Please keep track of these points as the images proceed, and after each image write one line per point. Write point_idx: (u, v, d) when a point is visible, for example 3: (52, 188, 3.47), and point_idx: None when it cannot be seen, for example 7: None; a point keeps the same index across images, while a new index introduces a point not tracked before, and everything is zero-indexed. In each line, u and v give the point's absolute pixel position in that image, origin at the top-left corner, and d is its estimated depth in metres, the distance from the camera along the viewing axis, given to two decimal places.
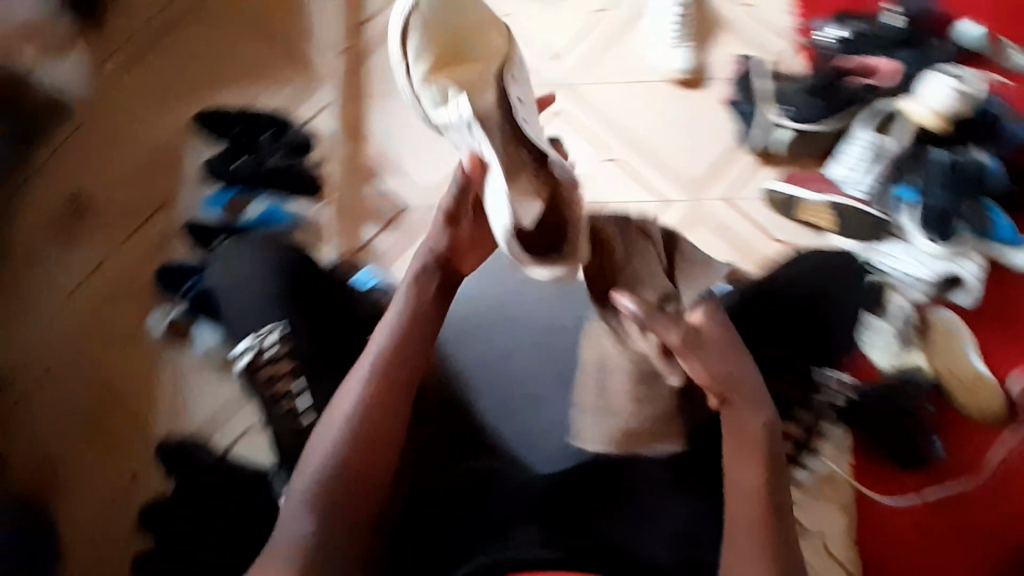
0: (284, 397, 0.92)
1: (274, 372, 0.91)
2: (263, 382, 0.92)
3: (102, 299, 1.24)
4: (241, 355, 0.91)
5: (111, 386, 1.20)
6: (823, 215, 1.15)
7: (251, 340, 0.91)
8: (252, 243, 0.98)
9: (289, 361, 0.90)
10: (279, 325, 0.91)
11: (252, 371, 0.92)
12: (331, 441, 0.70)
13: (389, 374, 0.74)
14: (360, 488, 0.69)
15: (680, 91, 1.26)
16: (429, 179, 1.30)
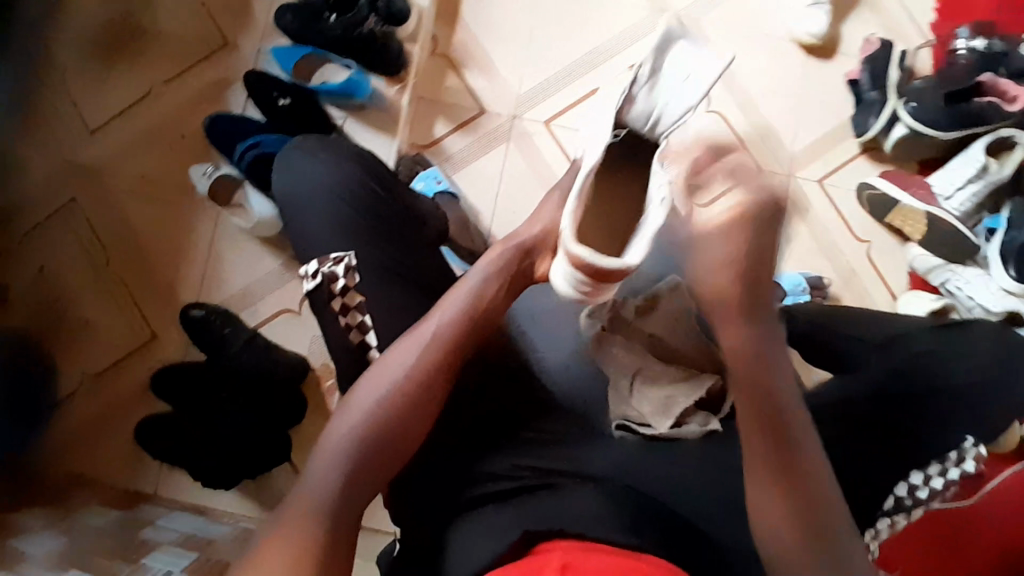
0: (353, 332, 0.77)
1: (345, 303, 0.77)
2: (334, 314, 0.77)
3: (144, 139, 1.15)
4: (307, 278, 0.78)
5: (141, 235, 1.13)
6: (912, 222, 1.11)
7: (319, 263, 0.78)
8: (320, 149, 0.85)
9: (360, 292, 0.77)
10: (348, 254, 0.78)
11: (321, 299, 0.78)
12: (373, 403, 0.63)
13: (450, 344, 0.67)
14: (395, 443, 0.63)
15: (804, 58, 1.20)
16: (521, 87, 1.22)
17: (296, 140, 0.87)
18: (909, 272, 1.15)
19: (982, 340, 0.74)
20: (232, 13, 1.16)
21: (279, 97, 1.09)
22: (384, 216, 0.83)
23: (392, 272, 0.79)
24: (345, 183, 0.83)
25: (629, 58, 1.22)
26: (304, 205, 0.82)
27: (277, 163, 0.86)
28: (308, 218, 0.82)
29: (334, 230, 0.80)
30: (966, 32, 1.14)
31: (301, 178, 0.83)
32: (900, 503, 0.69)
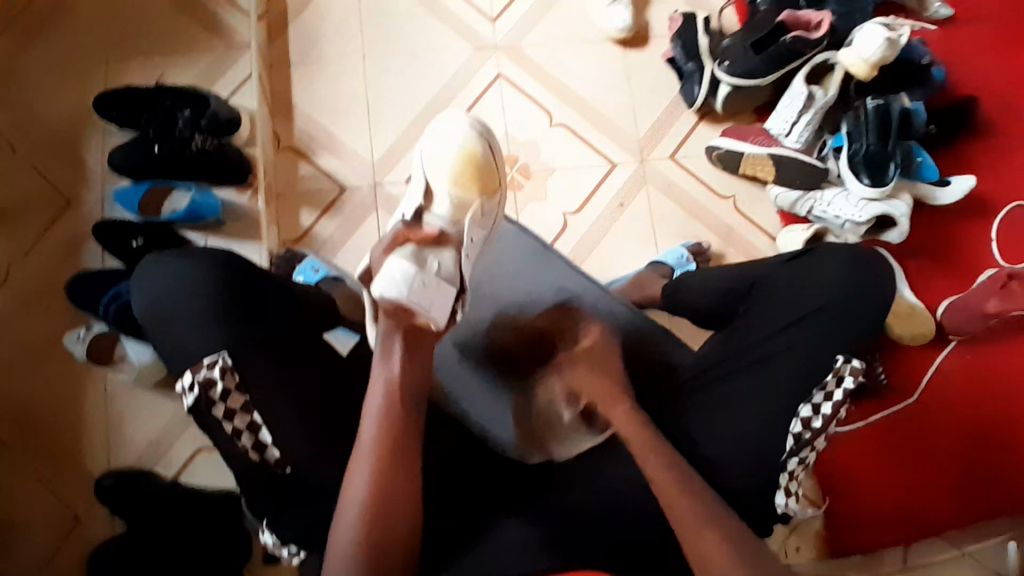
0: (244, 436, 0.69)
1: (229, 408, 0.69)
2: (218, 422, 0.69)
3: (11, 321, 1.11)
4: (185, 391, 0.68)
5: (33, 419, 1.08)
6: (763, 168, 1.17)
7: (193, 373, 0.68)
8: (189, 265, 0.73)
9: (244, 392, 0.69)
10: (221, 352, 0.69)
11: (202, 411, 0.69)
12: (355, 522, 0.63)
13: (392, 439, 0.65)
14: (387, 549, 0.63)
15: (622, 51, 1.27)
16: (374, 155, 1.24)
17: (154, 253, 0.75)
18: (778, 212, 1.21)
19: (827, 265, 0.75)
20: (68, 173, 1.17)
21: (134, 235, 1.08)
22: (277, 303, 0.76)
23: (278, 365, 0.71)
24: (221, 278, 0.72)
25: (467, 98, 1.26)
26: (190, 337, 0.70)
27: (138, 281, 0.74)
28: (196, 349, 0.69)
29: (234, 330, 0.70)
30: None
31: (169, 287, 0.72)
32: (801, 439, 0.72)
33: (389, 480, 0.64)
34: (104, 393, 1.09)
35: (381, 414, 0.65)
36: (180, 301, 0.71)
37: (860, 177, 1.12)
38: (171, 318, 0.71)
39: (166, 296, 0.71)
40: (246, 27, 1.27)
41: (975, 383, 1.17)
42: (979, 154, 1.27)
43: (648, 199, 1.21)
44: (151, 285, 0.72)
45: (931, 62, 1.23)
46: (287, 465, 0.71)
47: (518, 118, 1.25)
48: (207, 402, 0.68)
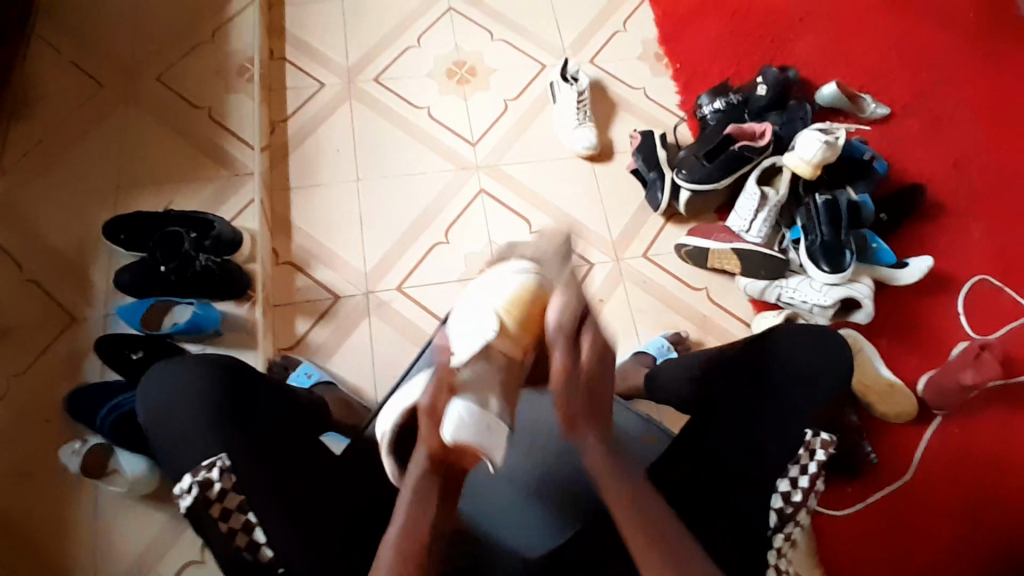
0: (239, 536, 0.70)
1: (225, 508, 0.70)
2: (214, 522, 0.69)
3: (3, 439, 1.12)
4: (183, 493, 0.69)
5: (13, 542, 1.05)
6: (729, 261, 1.26)
7: (192, 474, 0.70)
8: (193, 371, 0.77)
9: (241, 491, 0.70)
10: (220, 454, 0.71)
11: (198, 512, 0.70)
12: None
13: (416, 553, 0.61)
14: None
15: (591, 165, 1.41)
16: (366, 265, 1.32)
17: (161, 362, 0.80)
18: (750, 300, 1.28)
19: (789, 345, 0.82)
20: (75, 294, 1.23)
21: (135, 350, 1.12)
22: (277, 404, 0.80)
23: (271, 461, 0.73)
24: (223, 383, 0.77)
25: (452, 212, 1.37)
26: (191, 436, 0.73)
27: (144, 390, 0.78)
28: (195, 448, 0.72)
29: (233, 433, 0.73)
30: (706, 99, 1.42)
31: (173, 395, 0.76)
32: (783, 514, 0.73)
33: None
34: (91, 510, 1.07)
35: (401, 536, 0.61)
36: (183, 407, 0.75)
37: (819, 265, 1.21)
38: (174, 425, 0.75)
39: (170, 404, 0.75)
40: (250, 157, 1.40)
41: (963, 457, 1.18)
42: (927, 238, 1.38)
43: (625, 294, 1.28)
44: (157, 394, 0.77)
45: (871, 156, 1.37)
46: (280, 565, 0.70)
47: (499, 226, 1.36)
48: (205, 505, 0.69)
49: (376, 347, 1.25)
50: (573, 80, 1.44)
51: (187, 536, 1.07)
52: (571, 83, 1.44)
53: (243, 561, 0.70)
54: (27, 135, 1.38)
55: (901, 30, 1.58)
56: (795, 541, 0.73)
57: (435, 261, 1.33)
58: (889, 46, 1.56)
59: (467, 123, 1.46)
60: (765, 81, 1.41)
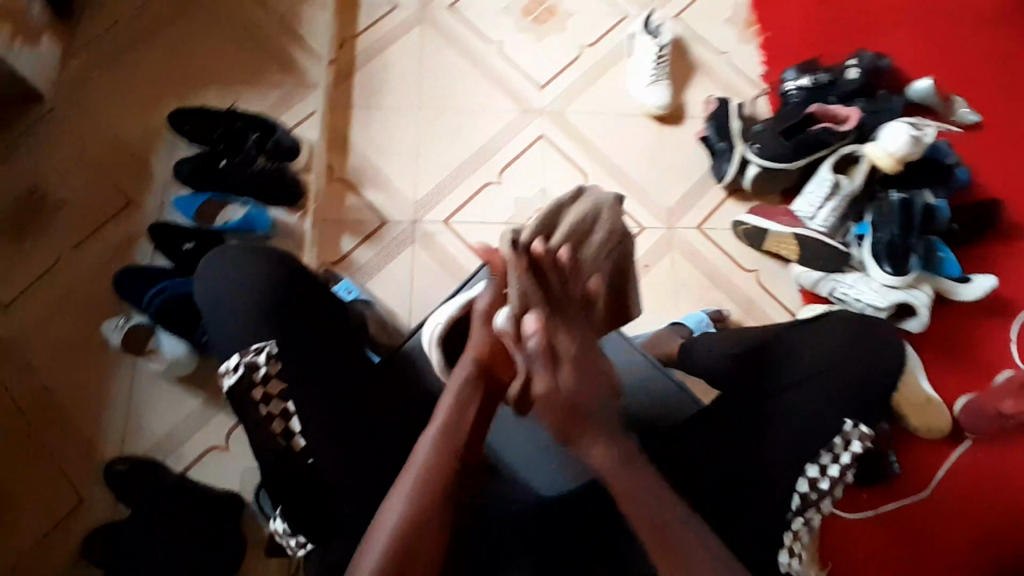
0: (276, 420, 0.73)
1: (267, 392, 0.73)
2: (254, 403, 0.73)
3: (56, 306, 1.17)
4: (228, 371, 0.73)
5: (56, 403, 1.12)
6: (786, 246, 1.21)
7: (240, 355, 0.73)
8: (253, 258, 0.80)
9: (283, 380, 0.73)
10: (270, 341, 0.74)
11: (240, 392, 0.72)
12: (382, 543, 0.61)
13: (445, 464, 0.65)
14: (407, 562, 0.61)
15: (659, 127, 1.36)
16: (416, 193, 1.32)
17: (220, 247, 0.83)
18: (800, 289, 1.25)
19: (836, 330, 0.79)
20: (135, 178, 1.26)
21: (186, 236, 1.14)
22: (328, 306, 0.81)
23: (314, 362, 0.76)
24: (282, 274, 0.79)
25: (508, 155, 1.35)
26: (241, 323, 0.76)
27: (204, 269, 0.81)
28: (240, 339, 0.75)
29: (288, 323, 0.76)
30: (792, 74, 1.33)
31: (232, 276, 0.79)
32: (806, 498, 0.73)
33: (428, 505, 0.63)
34: (130, 383, 1.13)
35: (437, 442, 0.66)
36: (242, 287, 0.77)
37: (883, 266, 1.15)
38: (230, 302, 0.77)
39: (229, 283, 0.78)
40: (317, 68, 1.39)
41: (990, 484, 1.15)
42: (1000, 258, 1.30)
43: (672, 264, 1.26)
44: (217, 272, 0.80)
45: (955, 163, 1.29)
46: (309, 455, 0.73)
47: (556, 174, 1.33)
48: (248, 383, 0.73)
49: (415, 274, 1.26)
50: (655, 34, 1.37)
51: (215, 423, 1.12)
52: (653, 37, 1.37)
53: (277, 444, 0.73)
54: (104, 10, 1.38)
55: (1018, 31, 1.46)
56: (814, 525, 0.74)
57: (485, 200, 1.32)
58: (1003, 46, 1.45)
59: (537, 65, 1.41)
60: (859, 65, 1.33)
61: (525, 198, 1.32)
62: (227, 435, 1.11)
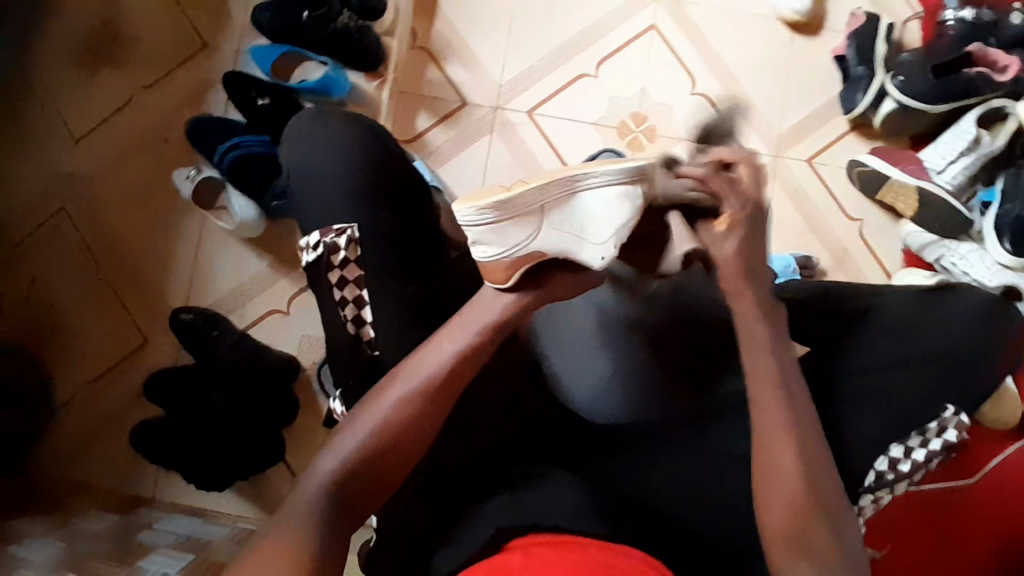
0: (348, 308, 0.70)
1: (343, 277, 0.70)
2: (329, 287, 0.70)
3: (127, 147, 1.16)
4: (308, 249, 0.72)
5: (129, 245, 1.15)
6: (904, 198, 1.09)
7: (321, 234, 0.71)
8: (349, 133, 0.76)
9: (361, 267, 0.71)
10: (352, 224, 0.72)
11: (317, 271, 0.71)
12: (363, 434, 0.60)
13: (454, 374, 0.62)
14: (381, 463, 0.61)
15: (789, 36, 1.18)
16: (503, 76, 1.20)
17: (315, 110, 0.79)
18: (903, 249, 1.13)
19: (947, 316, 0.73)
20: (208, 17, 1.17)
21: (257, 89, 1.08)
22: (418, 195, 0.77)
23: (394, 256, 0.72)
24: (373, 155, 0.75)
25: (609, 44, 1.20)
26: (331, 198, 0.73)
27: (290, 135, 0.78)
28: (321, 220, 0.73)
29: (378, 206, 0.73)
30: (953, 2, 1.10)
31: (326, 147, 0.76)
32: (881, 478, 0.69)
33: (419, 413, 0.61)
34: (198, 236, 1.14)
35: (455, 351, 0.62)
36: (335, 160, 0.75)
37: (1003, 245, 1.03)
38: (320, 175, 0.74)
39: (319, 154, 0.75)
40: None
41: None
42: None
43: (769, 197, 1.16)
44: (307, 141, 0.76)
45: None
46: (376, 348, 0.70)
47: (659, 75, 1.19)
48: (320, 265, 0.70)
49: (491, 165, 1.19)
50: None
51: (276, 287, 1.13)
52: None
53: (345, 331, 0.70)
54: None
55: None
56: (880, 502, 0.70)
57: (575, 94, 1.20)
58: None
59: None
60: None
61: (619, 97, 1.19)
62: (287, 301, 1.13)
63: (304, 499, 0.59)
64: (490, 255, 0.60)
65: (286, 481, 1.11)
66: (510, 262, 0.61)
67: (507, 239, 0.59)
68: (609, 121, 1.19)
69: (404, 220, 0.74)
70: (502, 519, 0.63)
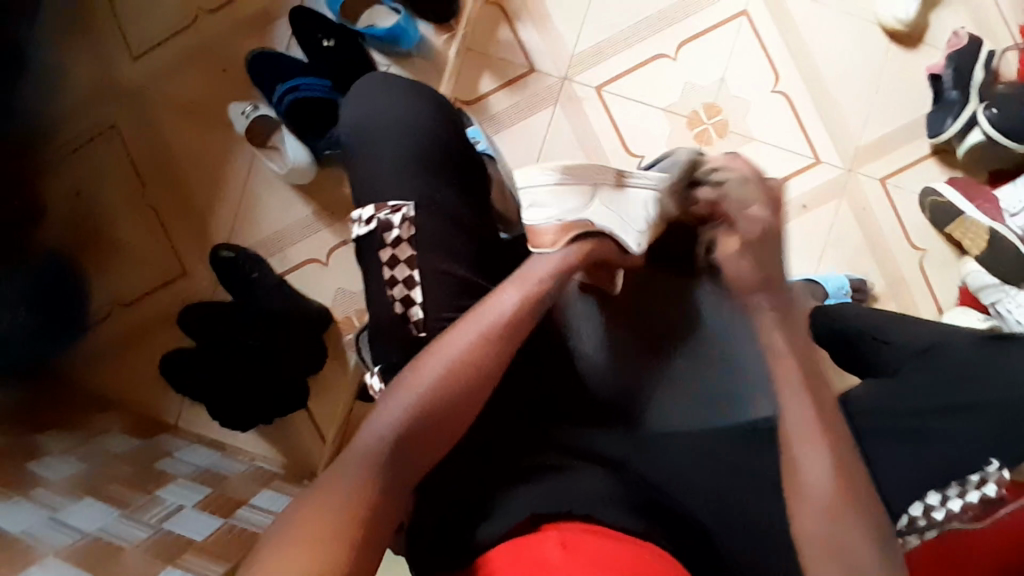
0: (396, 288, 0.70)
1: (394, 256, 0.71)
2: (379, 265, 0.71)
3: (182, 71, 1.13)
4: (360, 223, 0.72)
5: (174, 174, 1.13)
6: (974, 236, 1.04)
7: (375, 209, 0.71)
8: (412, 103, 0.76)
9: (413, 247, 0.71)
10: (408, 203, 0.72)
11: (369, 246, 0.72)
12: (425, 386, 0.58)
13: (513, 326, 0.62)
14: (444, 427, 0.58)
15: (886, 44, 1.11)
16: (576, 46, 1.14)
17: (379, 73, 0.80)
18: (961, 287, 1.09)
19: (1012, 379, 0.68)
20: None
21: (326, 31, 1.06)
22: (473, 175, 0.78)
23: (451, 238, 0.72)
24: (436, 127, 0.76)
25: (692, 26, 1.13)
26: (391, 167, 0.73)
27: (353, 97, 0.79)
28: (385, 189, 0.73)
29: (436, 181, 0.73)
30: None
31: (388, 114, 0.75)
32: (913, 523, 0.66)
33: (480, 362, 0.60)
34: (243, 174, 1.12)
35: (519, 300, 0.63)
36: (398, 128, 0.74)
37: None
38: (382, 143, 0.74)
39: (379, 121, 0.75)
40: None
41: None
42: None
43: (835, 211, 1.11)
44: (370, 105, 0.76)
45: None
46: (423, 329, 0.69)
47: (739, 65, 1.13)
48: (370, 241, 0.71)
49: (551, 139, 1.14)
50: None
51: (318, 235, 1.12)
52: None
53: (395, 310, 0.70)
54: None
55: None
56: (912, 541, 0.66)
57: (648, 74, 1.14)
58: None
59: None
60: None
61: (693, 83, 1.13)
62: (328, 251, 1.12)
63: (359, 451, 0.55)
64: (543, 218, 0.70)
65: (304, 427, 1.12)
66: (562, 224, 0.69)
67: (561, 202, 0.71)
68: (679, 108, 1.14)
69: (463, 197, 0.75)
70: (539, 504, 0.59)
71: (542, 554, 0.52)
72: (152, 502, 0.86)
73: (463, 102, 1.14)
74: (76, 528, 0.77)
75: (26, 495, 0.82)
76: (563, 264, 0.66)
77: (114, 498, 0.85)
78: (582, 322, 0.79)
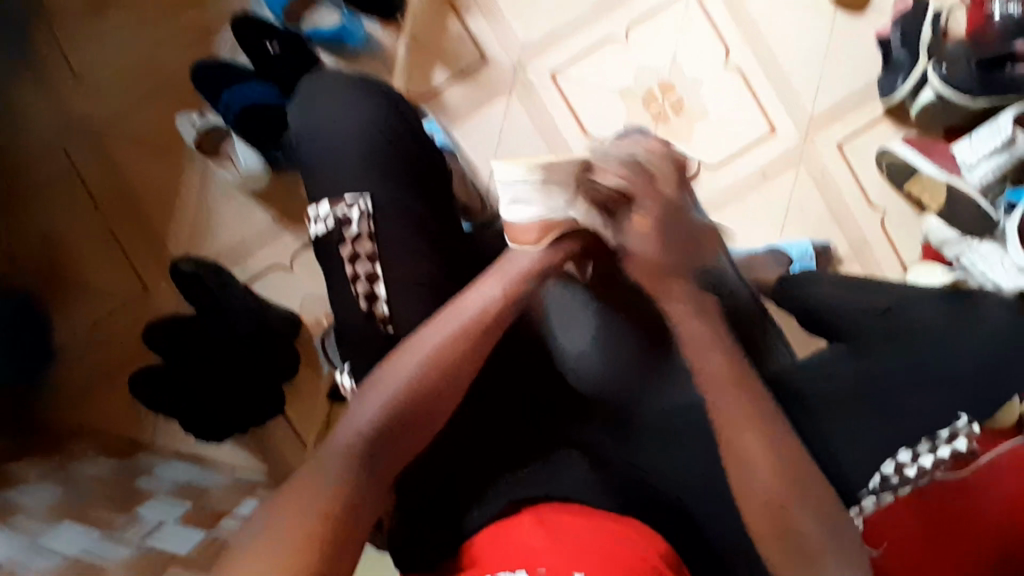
0: (359, 284, 0.69)
1: (355, 252, 0.70)
2: (341, 261, 0.70)
3: (130, 85, 1.11)
4: (319, 220, 0.71)
5: (131, 190, 1.12)
6: (932, 193, 1.05)
7: (333, 205, 0.71)
8: (360, 99, 0.76)
9: (374, 241, 0.70)
10: (362, 195, 0.70)
11: (329, 243, 0.71)
12: (398, 386, 0.56)
13: (492, 324, 0.59)
14: (420, 425, 0.57)
15: (834, 11, 1.11)
16: (528, 34, 1.14)
17: (328, 71, 0.79)
18: (923, 244, 1.10)
19: None
20: None
21: (270, 35, 1.05)
22: (430, 166, 0.77)
23: (408, 231, 0.71)
24: (386, 120, 0.75)
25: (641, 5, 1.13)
26: (341, 164, 0.72)
27: (301, 97, 0.78)
28: (336, 187, 0.72)
29: (389, 175, 0.73)
30: None
31: (336, 112, 0.75)
32: (886, 481, 0.63)
33: (457, 362, 0.57)
34: (202, 184, 1.11)
35: (498, 296, 0.60)
36: (346, 125, 0.74)
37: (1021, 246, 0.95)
38: (332, 141, 0.73)
39: (327, 119, 0.75)
40: None
41: None
42: None
43: (796, 179, 1.12)
44: (319, 104, 0.75)
45: None
46: (389, 324, 0.68)
47: (692, 41, 1.13)
48: (328, 236, 0.71)
49: (509, 128, 1.14)
50: None
51: (283, 241, 1.11)
52: None
53: (354, 309, 0.69)
54: None
55: None
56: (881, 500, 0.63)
57: (602, 56, 1.14)
58: None
59: None
60: None
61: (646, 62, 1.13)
62: (295, 255, 1.11)
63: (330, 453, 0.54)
64: (524, 213, 0.60)
65: (284, 434, 1.11)
66: (543, 223, 0.60)
67: (546, 196, 0.60)
68: (635, 89, 1.14)
69: (419, 188, 0.74)
70: (514, 492, 0.59)
71: (525, 543, 0.53)
72: (131, 521, 0.85)
73: (418, 97, 1.14)
74: (54, 551, 0.75)
75: (1, 524, 0.80)
76: (550, 260, 0.62)
77: (94, 520, 0.84)
78: (564, 316, 0.70)
